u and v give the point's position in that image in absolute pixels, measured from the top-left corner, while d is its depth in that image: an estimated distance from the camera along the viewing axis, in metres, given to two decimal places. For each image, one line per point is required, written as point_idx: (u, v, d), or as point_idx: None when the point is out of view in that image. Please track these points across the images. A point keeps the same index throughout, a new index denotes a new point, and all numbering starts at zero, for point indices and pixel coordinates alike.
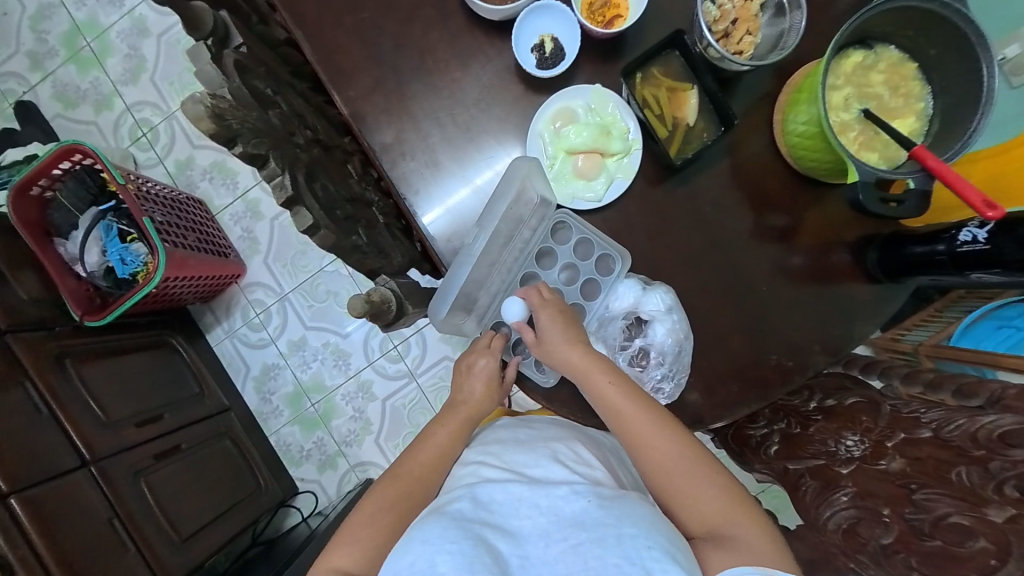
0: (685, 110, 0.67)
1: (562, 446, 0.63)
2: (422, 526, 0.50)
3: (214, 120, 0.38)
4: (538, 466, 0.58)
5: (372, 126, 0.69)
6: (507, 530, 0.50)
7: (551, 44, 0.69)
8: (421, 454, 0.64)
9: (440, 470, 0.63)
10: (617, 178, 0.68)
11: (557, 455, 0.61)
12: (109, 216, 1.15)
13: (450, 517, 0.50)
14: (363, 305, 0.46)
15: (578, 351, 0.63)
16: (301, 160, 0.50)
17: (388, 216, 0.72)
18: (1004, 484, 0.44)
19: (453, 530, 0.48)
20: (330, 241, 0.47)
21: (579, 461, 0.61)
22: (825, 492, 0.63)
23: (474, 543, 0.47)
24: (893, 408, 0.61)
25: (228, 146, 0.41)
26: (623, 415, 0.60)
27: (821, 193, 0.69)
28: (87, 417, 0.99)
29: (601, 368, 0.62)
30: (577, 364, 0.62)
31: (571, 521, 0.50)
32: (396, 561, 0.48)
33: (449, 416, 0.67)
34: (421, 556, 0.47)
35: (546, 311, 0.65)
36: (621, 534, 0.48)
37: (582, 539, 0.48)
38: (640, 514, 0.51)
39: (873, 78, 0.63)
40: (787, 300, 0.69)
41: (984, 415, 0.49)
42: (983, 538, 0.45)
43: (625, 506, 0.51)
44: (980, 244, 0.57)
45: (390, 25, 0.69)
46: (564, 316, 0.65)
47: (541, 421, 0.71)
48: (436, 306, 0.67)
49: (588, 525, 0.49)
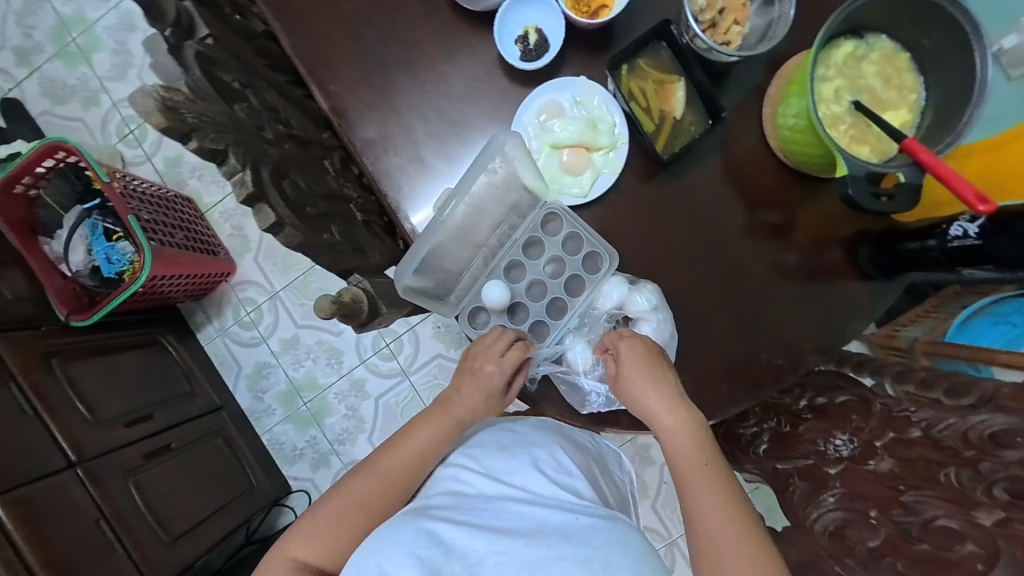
0: (674, 102, 0.65)
1: (544, 452, 0.60)
2: (387, 528, 0.50)
3: (166, 114, 0.37)
4: (518, 473, 0.56)
5: (354, 121, 0.67)
6: (484, 531, 0.49)
7: (536, 35, 0.67)
8: (394, 454, 0.59)
9: (416, 473, 0.59)
10: (605, 173, 0.67)
11: (539, 463, 0.58)
12: (95, 214, 1.13)
13: (422, 517, 0.51)
14: (332, 305, 0.45)
15: (663, 402, 0.56)
16: (270, 156, 0.48)
17: (371, 213, 0.71)
18: (994, 486, 0.43)
19: (430, 536, 0.48)
20: (297, 240, 0.46)
21: (560, 470, 0.58)
22: (814, 493, 0.63)
23: (444, 550, 0.47)
24: (883, 406, 0.60)
25: (184, 142, 0.39)
26: (691, 477, 0.52)
27: (815, 187, 0.67)
28: (75, 416, 0.97)
29: (683, 421, 0.55)
30: (660, 417, 0.55)
31: (556, 533, 0.49)
32: (356, 565, 0.48)
33: (433, 415, 0.62)
34: (388, 556, 0.46)
35: (639, 349, 0.59)
36: (608, 560, 0.47)
37: (567, 554, 0.47)
38: (629, 543, 0.50)
39: (866, 69, 0.61)
40: (779, 297, 0.68)
41: (975, 414, 0.48)
42: (973, 542, 0.43)
43: (616, 532, 0.50)
44: (972, 239, 0.55)
45: (372, 16, 0.67)
46: (657, 364, 0.58)
47: (527, 426, 0.66)
48: (404, 268, 0.63)
49: (574, 540, 0.48)
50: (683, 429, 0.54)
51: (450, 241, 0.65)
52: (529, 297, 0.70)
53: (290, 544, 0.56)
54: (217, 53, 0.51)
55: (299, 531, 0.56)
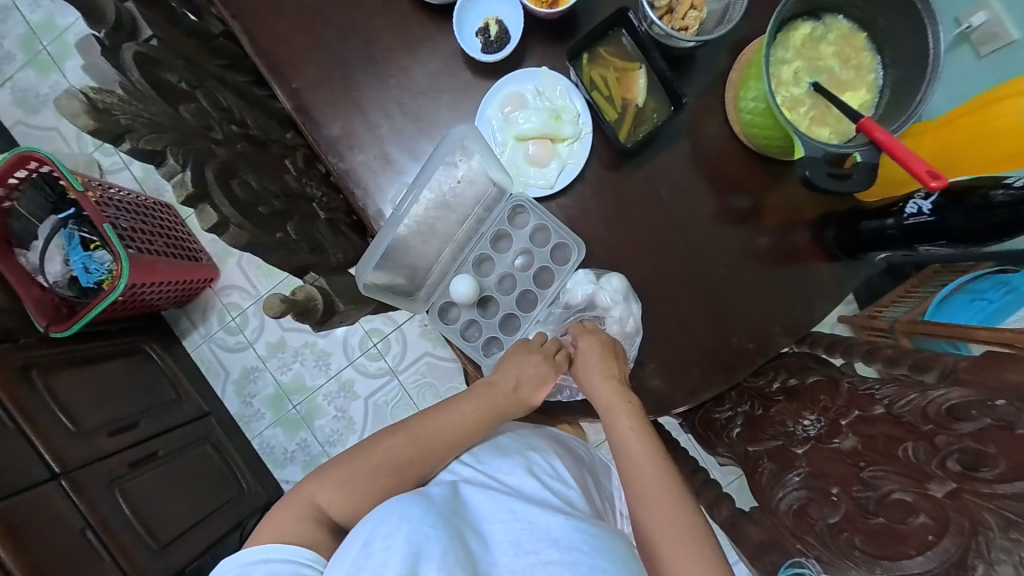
0: (635, 90, 0.65)
1: (539, 458, 0.61)
2: (402, 501, 0.48)
3: (94, 116, 0.38)
4: (513, 475, 0.57)
5: (317, 119, 0.66)
6: (478, 530, 0.48)
7: (497, 26, 0.66)
8: (433, 427, 0.58)
9: (446, 451, 0.58)
10: (570, 164, 0.67)
11: (533, 468, 0.59)
12: (71, 223, 1.12)
13: (431, 503, 0.48)
14: (283, 303, 0.44)
15: (609, 388, 0.59)
16: (216, 157, 0.48)
17: (338, 211, 0.71)
18: (948, 459, 0.45)
19: (434, 518, 0.46)
20: (244, 239, 0.46)
21: (554, 478, 0.59)
22: (782, 473, 0.61)
23: (452, 535, 0.45)
24: (850, 385, 0.61)
25: (118, 144, 0.40)
26: (632, 456, 0.55)
27: (780, 171, 0.68)
28: (57, 428, 0.97)
29: (624, 404, 0.58)
30: (604, 401, 0.59)
31: (544, 534, 0.47)
32: (371, 529, 0.45)
33: (478, 398, 0.61)
34: (394, 530, 0.44)
35: (588, 342, 0.63)
36: (594, 565, 0.45)
37: (554, 558, 0.45)
38: (616, 552, 0.48)
39: (823, 51, 0.61)
40: (748, 282, 0.68)
41: (935, 389, 0.50)
42: (924, 514, 0.44)
43: (605, 540, 0.49)
44: (926, 215, 0.56)
45: (332, 13, 0.67)
46: (611, 354, 0.62)
47: (527, 430, 0.68)
48: (365, 264, 0.62)
49: (562, 544, 0.46)
50: (625, 413, 0.57)
51: (418, 238, 0.66)
52: (499, 290, 0.71)
53: (303, 492, 0.53)
54: (167, 55, 0.50)
55: (322, 480, 0.54)
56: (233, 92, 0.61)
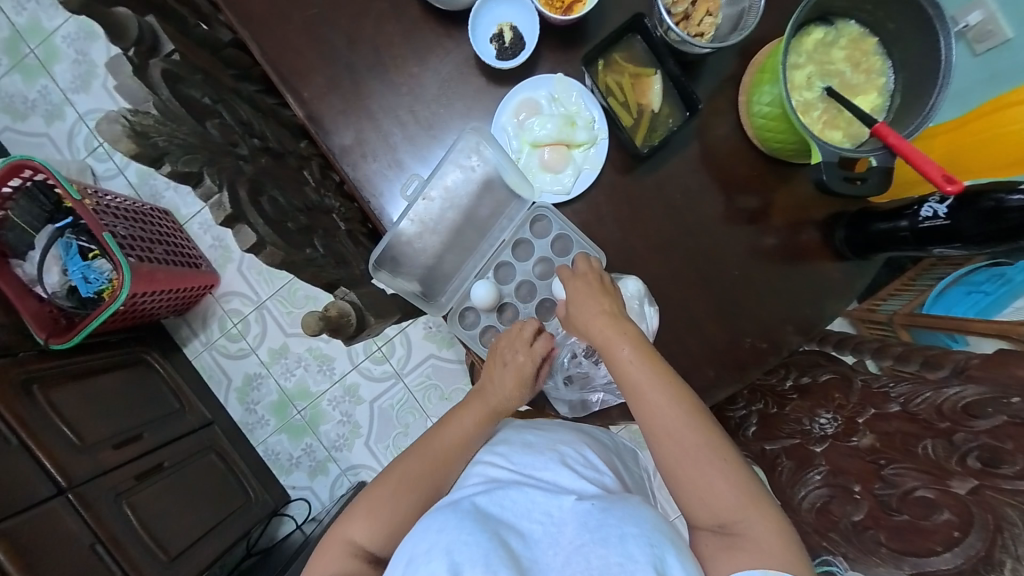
0: (650, 95, 0.65)
1: (571, 449, 0.62)
2: (439, 513, 0.49)
3: (135, 140, 0.41)
4: (548, 470, 0.56)
5: (329, 128, 0.66)
6: (516, 533, 0.47)
7: (510, 32, 0.66)
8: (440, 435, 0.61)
9: (459, 460, 0.60)
10: (585, 169, 0.67)
11: (566, 459, 0.59)
12: (68, 233, 1.09)
13: (467, 509, 0.49)
14: (319, 322, 0.45)
15: (599, 315, 0.58)
16: (245, 173, 0.48)
17: (353, 221, 0.71)
18: (967, 456, 0.46)
19: (472, 524, 0.46)
20: (279, 257, 0.45)
21: (588, 466, 0.60)
22: (800, 471, 0.63)
23: (490, 537, 0.45)
24: (863, 383, 0.63)
25: (159, 166, 0.42)
26: (646, 391, 0.52)
27: (790, 173, 0.69)
28: (62, 444, 0.95)
29: (624, 335, 0.56)
30: (597, 327, 0.57)
31: (578, 524, 0.48)
32: (413, 546, 0.46)
33: (471, 404, 0.64)
34: (436, 543, 0.45)
35: (574, 283, 0.62)
36: (625, 533, 0.46)
37: (585, 539, 0.46)
38: (644, 517, 0.49)
39: (834, 55, 0.62)
40: (759, 283, 0.70)
41: (948, 387, 0.52)
42: (947, 510, 0.46)
43: (629, 509, 0.50)
44: (941, 219, 0.58)
45: (342, 20, 0.66)
46: (594, 279, 0.61)
47: (552, 424, 0.68)
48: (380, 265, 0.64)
49: (589, 526, 0.47)
50: (632, 351, 0.55)
51: (439, 248, 0.68)
52: (517, 298, 0.71)
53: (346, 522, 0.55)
54: (186, 69, 0.49)
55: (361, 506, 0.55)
56: (246, 103, 0.60)
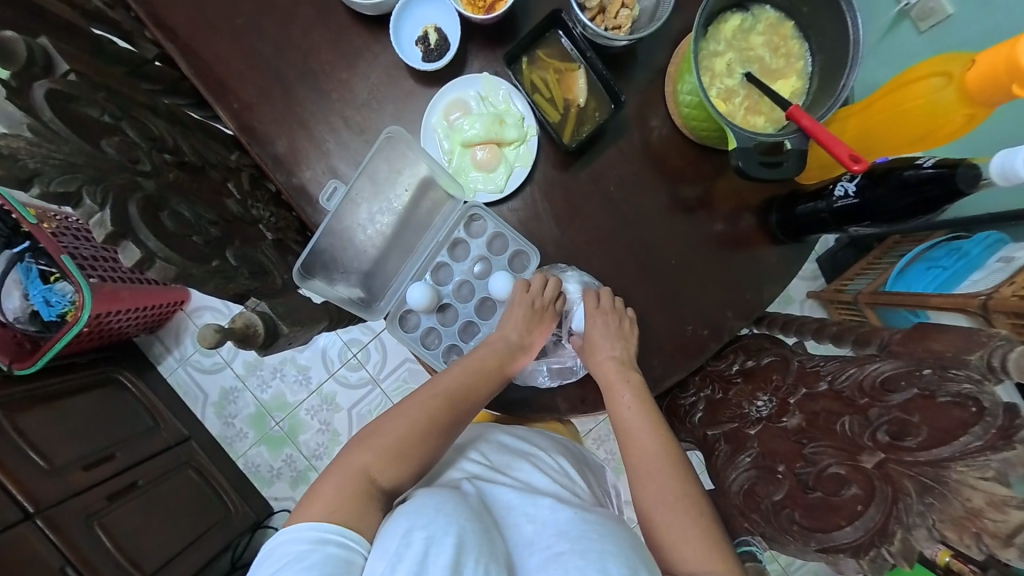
0: (576, 90, 0.66)
1: (544, 454, 0.65)
2: (429, 497, 0.49)
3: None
4: (524, 472, 0.60)
5: (261, 139, 0.66)
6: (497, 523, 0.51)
7: (435, 34, 0.66)
8: (447, 380, 0.61)
9: (469, 403, 0.60)
10: (518, 167, 0.68)
11: (539, 463, 0.63)
12: (27, 257, 1.09)
13: (461, 499, 0.51)
14: (218, 333, 0.46)
15: (613, 364, 0.63)
16: (142, 189, 0.46)
17: (285, 230, 0.71)
18: (878, 430, 0.47)
19: (464, 514, 0.48)
20: (173, 273, 0.46)
21: (561, 473, 0.64)
22: (734, 456, 0.62)
23: (479, 535, 0.47)
24: (799, 363, 0.64)
25: (28, 189, 0.39)
26: (631, 431, 0.61)
27: (722, 159, 0.69)
28: (28, 467, 0.94)
29: (625, 382, 0.62)
30: (609, 377, 0.63)
31: (558, 529, 0.50)
32: (410, 519, 0.46)
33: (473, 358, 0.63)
34: (432, 526, 0.45)
35: (595, 318, 0.64)
36: (604, 550, 0.47)
37: (565, 548, 0.48)
38: (621, 537, 0.51)
39: (753, 41, 0.62)
40: (699, 270, 0.70)
41: (871, 363, 0.53)
42: (855, 485, 0.47)
43: (607, 527, 0.51)
44: (851, 198, 0.58)
45: (268, 29, 0.66)
46: (615, 323, 0.64)
47: (529, 429, 0.71)
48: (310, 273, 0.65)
49: (570, 536, 0.49)
50: (634, 402, 0.61)
51: (379, 249, 0.69)
52: (458, 298, 0.72)
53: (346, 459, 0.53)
54: (90, 86, 0.49)
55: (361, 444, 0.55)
56: (167, 119, 0.60)
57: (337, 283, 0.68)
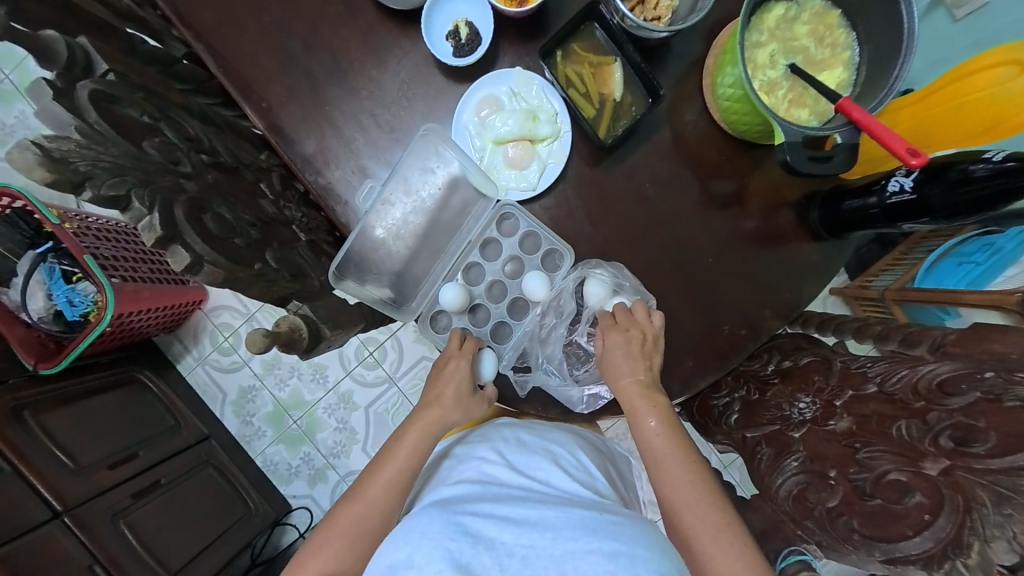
0: (611, 84, 0.64)
1: (564, 450, 0.62)
2: (426, 513, 0.49)
3: (50, 166, 0.35)
4: (542, 470, 0.58)
5: (291, 138, 0.65)
6: (512, 522, 0.48)
7: (466, 28, 0.65)
8: (439, 410, 0.61)
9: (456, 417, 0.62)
10: (550, 164, 0.66)
11: (558, 460, 0.60)
12: (50, 257, 1.09)
13: (448, 509, 0.49)
14: (265, 337, 0.45)
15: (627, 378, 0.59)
16: (185, 192, 0.46)
17: (316, 230, 0.70)
18: (940, 435, 0.45)
19: (455, 525, 0.47)
20: (220, 276, 0.46)
21: (581, 470, 0.61)
22: (778, 459, 0.61)
23: (473, 541, 0.45)
24: (842, 364, 0.62)
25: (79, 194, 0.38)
26: (664, 460, 0.55)
27: (760, 155, 0.67)
28: (57, 467, 0.95)
29: (650, 406, 0.58)
30: (625, 392, 0.59)
31: (581, 524, 0.47)
32: (395, 550, 0.46)
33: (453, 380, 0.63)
34: (419, 547, 0.45)
35: (613, 336, 0.61)
36: (634, 553, 0.44)
37: (595, 547, 0.45)
38: (653, 538, 0.48)
39: (797, 31, 0.60)
40: (735, 269, 0.68)
41: (924, 364, 0.51)
42: (919, 493, 0.45)
43: (638, 528, 0.48)
44: (907, 193, 0.57)
45: (296, 26, 0.65)
46: (637, 340, 0.60)
47: (543, 423, 0.68)
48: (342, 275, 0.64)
49: (599, 533, 0.46)
50: (653, 417, 0.57)
51: (409, 249, 0.68)
52: (488, 298, 0.71)
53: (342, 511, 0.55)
54: (127, 85, 0.48)
55: (357, 493, 0.56)
56: (199, 118, 0.59)
57: (370, 283, 0.66)
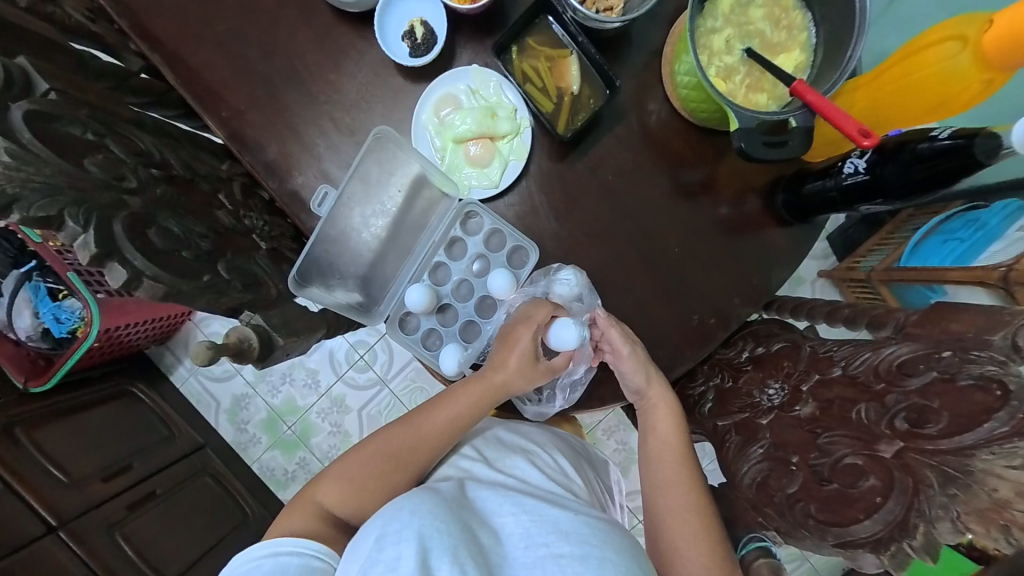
0: (568, 78, 0.64)
1: (541, 451, 0.63)
2: (412, 498, 0.47)
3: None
4: (518, 468, 0.58)
5: (252, 146, 0.65)
6: (489, 526, 0.48)
7: (421, 28, 0.64)
8: (504, 375, 0.61)
9: (470, 419, 0.60)
10: (512, 160, 0.66)
11: (535, 459, 0.61)
12: (35, 276, 1.10)
13: (439, 498, 0.49)
14: (209, 350, 0.48)
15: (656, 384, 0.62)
16: (129, 208, 0.46)
17: (282, 238, 0.70)
18: (896, 417, 0.46)
19: (443, 513, 0.46)
20: (161, 291, 0.46)
21: (557, 470, 0.61)
22: (745, 447, 0.61)
23: (461, 530, 0.45)
24: (811, 349, 0.62)
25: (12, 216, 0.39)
26: (666, 458, 0.60)
27: (723, 142, 0.67)
28: (49, 482, 0.96)
29: (670, 412, 0.62)
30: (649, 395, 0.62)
31: (555, 527, 0.48)
32: (385, 522, 0.44)
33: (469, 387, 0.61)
34: (407, 525, 0.43)
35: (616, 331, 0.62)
36: (603, 557, 0.46)
37: (564, 550, 0.45)
38: (623, 544, 0.49)
39: (752, 15, 0.59)
40: (702, 258, 0.68)
41: (886, 346, 0.51)
42: (873, 476, 0.46)
43: (610, 532, 0.50)
44: (862, 174, 0.56)
45: (252, 34, 0.64)
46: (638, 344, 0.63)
47: (532, 426, 0.69)
48: (307, 279, 0.65)
49: (572, 538, 0.47)
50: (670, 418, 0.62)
51: (374, 252, 0.69)
52: (456, 298, 0.72)
53: (389, 434, 0.58)
54: (72, 103, 0.48)
55: (403, 422, 0.59)
56: (154, 132, 0.59)
57: (333, 286, 0.67)
